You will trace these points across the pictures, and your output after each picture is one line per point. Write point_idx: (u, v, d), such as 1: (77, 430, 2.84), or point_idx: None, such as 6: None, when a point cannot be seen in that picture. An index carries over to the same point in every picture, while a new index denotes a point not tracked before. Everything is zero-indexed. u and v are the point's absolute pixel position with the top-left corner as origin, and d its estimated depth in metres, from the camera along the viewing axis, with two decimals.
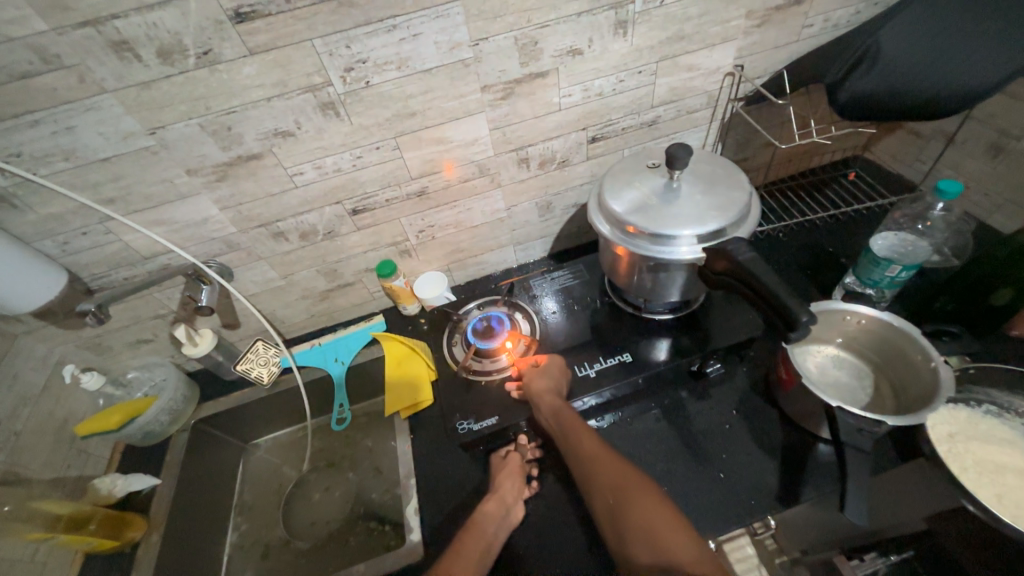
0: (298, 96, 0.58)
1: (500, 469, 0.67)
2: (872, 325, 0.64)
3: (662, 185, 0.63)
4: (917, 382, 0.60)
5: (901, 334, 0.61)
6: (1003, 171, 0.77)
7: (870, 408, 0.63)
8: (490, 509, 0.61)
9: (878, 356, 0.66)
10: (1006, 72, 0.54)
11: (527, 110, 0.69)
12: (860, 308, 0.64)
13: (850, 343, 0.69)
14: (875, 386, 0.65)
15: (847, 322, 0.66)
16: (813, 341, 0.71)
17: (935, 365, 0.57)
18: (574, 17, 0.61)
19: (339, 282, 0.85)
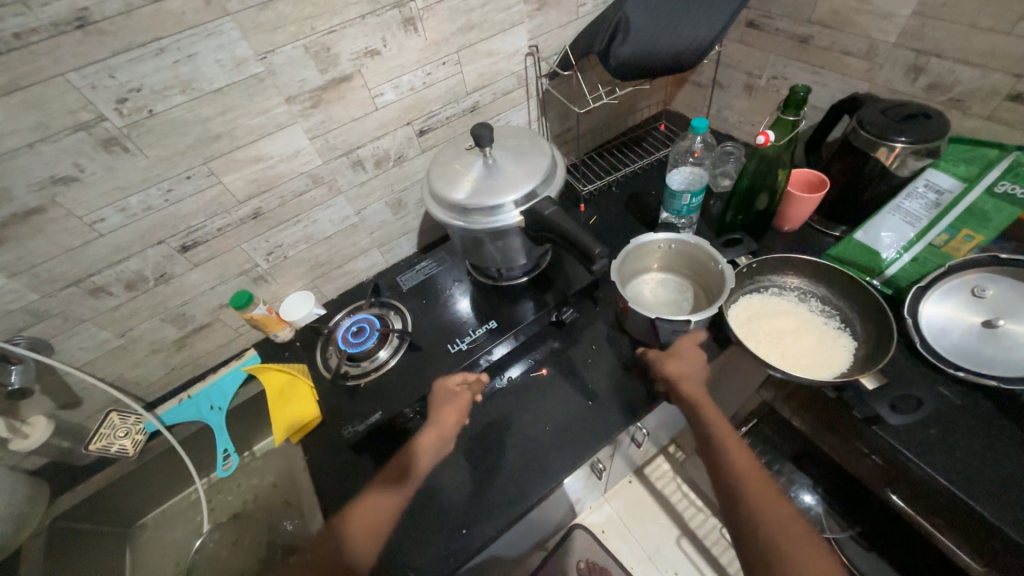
0: (68, 137, 0.54)
1: (446, 400, 0.72)
2: (676, 245, 0.77)
3: (478, 162, 0.69)
4: (716, 281, 0.74)
5: (697, 248, 0.74)
6: (758, 104, 0.97)
7: (692, 311, 0.76)
8: (426, 439, 0.70)
9: (689, 270, 0.79)
10: (707, 42, 0.69)
11: (343, 114, 0.71)
12: (662, 234, 0.77)
13: (667, 265, 0.81)
14: (693, 293, 0.78)
15: (660, 248, 0.78)
16: (642, 272, 0.82)
17: (722, 267, 0.71)
18: (359, 20, 0.64)
19: (192, 326, 0.79)
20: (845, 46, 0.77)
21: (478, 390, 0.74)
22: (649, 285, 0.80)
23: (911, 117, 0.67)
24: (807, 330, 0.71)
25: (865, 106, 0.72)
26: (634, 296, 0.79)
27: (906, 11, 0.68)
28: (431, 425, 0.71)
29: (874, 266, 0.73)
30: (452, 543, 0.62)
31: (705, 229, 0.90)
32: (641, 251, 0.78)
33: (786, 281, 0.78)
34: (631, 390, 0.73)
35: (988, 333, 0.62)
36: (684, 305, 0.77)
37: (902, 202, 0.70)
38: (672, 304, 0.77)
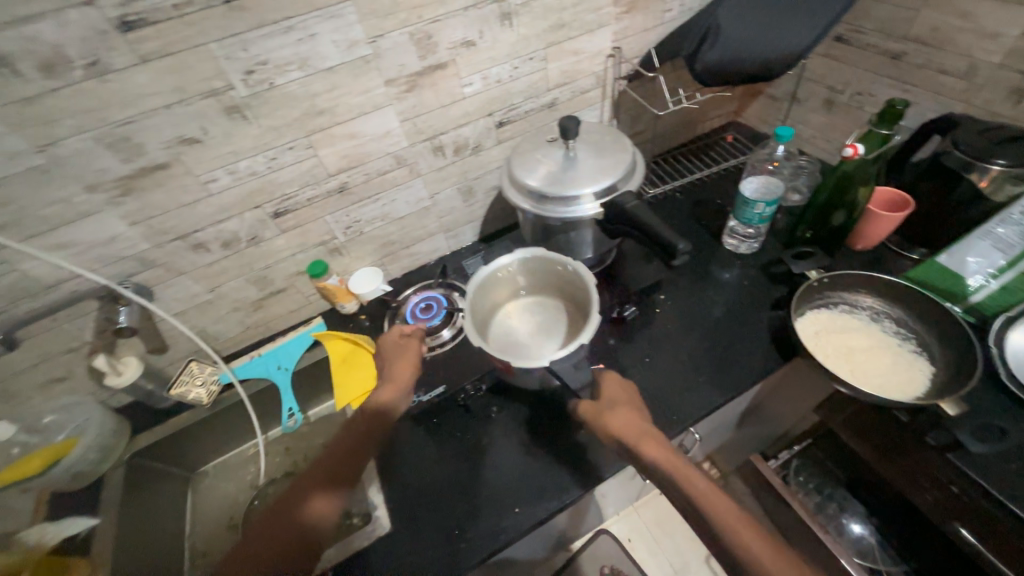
0: (199, 102, 0.59)
1: (394, 353, 0.72)
2: (517, 264, 0.76)
3: (559, 153, 0.71)
4: (574, 284, 0.75)
5: (542, 259, 0.74)
6: (837, 120, 0.95)
7: (567, 326, 0.76)
8: (382, 395, 0.66)
9: (530, 285, 0.80)
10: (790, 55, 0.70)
11: (433, 100, 0.74)
12: (498, 261, 0.74)
13: (518, 288, 0.80)
14: (557, 306, 0.79)
15: (505, 275, 0.76)
16: (493, 313, 0.79)
17: (574, 268, 0.72)
18: (462, 11, 0.67)
19: (270, 289, 0.85)
20: (943, 65, 0.75)
21: (424, 335, 0.74)
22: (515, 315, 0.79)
23: (1012, 139, 0.65)
24: (876, 349, 0.70)
25: (959, 127, 0.70)
26: (506, 340, 0.75)
27: (1014, 31, 0.66)
28: (382, 383, 0.69)
29: (958, 292, 0.70)
30: (502, 520, 0.64)
31: (772, 242, 0.89)
32: (483, 292, 0.74)
33: (859, 299, 0.76)
34: (688, 394, 0.73)
35: None
36: (557, 321, 0.77)
37: (995, 227, 0.66)
38: (544, 326, 0.77)
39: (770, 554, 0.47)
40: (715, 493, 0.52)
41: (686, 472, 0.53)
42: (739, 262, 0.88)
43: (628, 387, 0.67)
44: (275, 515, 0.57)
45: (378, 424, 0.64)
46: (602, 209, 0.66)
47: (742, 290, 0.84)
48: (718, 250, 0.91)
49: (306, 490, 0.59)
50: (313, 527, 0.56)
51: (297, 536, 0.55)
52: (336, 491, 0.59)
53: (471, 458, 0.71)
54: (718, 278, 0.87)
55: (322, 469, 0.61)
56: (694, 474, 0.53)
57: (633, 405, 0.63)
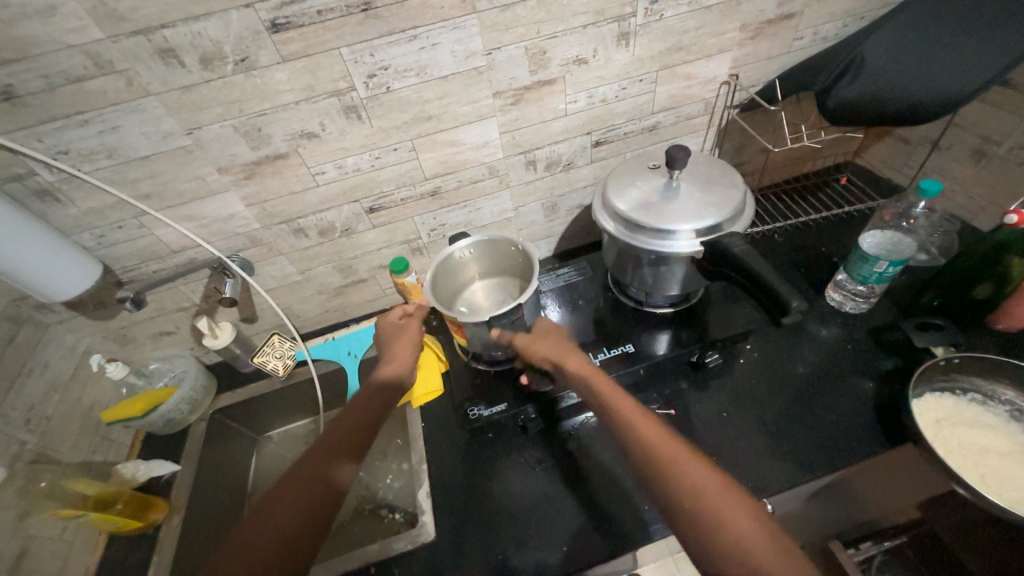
0: (324, 100, 0.63)
1: (394, 332, 0.71)
2: (476, 247, 0.71)
3: (661, 182, 0.67)
4: (529, 267, 0.70)
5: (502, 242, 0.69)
6: (986, 175, 0.82)
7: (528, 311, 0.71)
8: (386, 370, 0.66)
9: (498, 266, 0.75)
10: (951, 93, 0.60)
11: (536, 115, 0.74)
12: (459, 242, 0.69)
13: (480, 271, 0.75)
14: (515, 288, 0.74)
15: (465, 258, 0.72)
16: (460, 289, 0.75)
17: (529, 250, 0.67)
18: (580, 28, 0.66)
19: (353, 278, 0.89)
20: None
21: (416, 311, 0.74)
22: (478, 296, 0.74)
23: None
24: (1016, 453, 0.59)
25: None
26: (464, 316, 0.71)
27: None
28: (383, 362, 0.68)
29: None
30: (549, 556, 0.62)
31: (886, 305, 0.79)
32: (446, 272, 0.70)
33: (997, 391, 0.64)
34: (766, 461, 0.66)
35: None
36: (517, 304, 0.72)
37: None
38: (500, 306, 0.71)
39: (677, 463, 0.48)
40: (626, 404, 0.54)
41: (607, 389, 0.56)
42: (843, 321, 0.79)
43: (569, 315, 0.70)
44: (290, 481, 0.52)
45: (388, 394, 0.63)
46: (699, 248, 0.62)
47: (844, 353, 0.75)
48: (818, 304, 0.82)
49: (324, 456, 0.55)
50: (339, 493, 0.53)
51: (324, 499, 0.51)
52: (353, 456, 0.56)
53: (520, 482, 0.69)
54: (816, 335, 0.79)
55: (336, 436, 0.57)
56: (613, 393, 0.56)
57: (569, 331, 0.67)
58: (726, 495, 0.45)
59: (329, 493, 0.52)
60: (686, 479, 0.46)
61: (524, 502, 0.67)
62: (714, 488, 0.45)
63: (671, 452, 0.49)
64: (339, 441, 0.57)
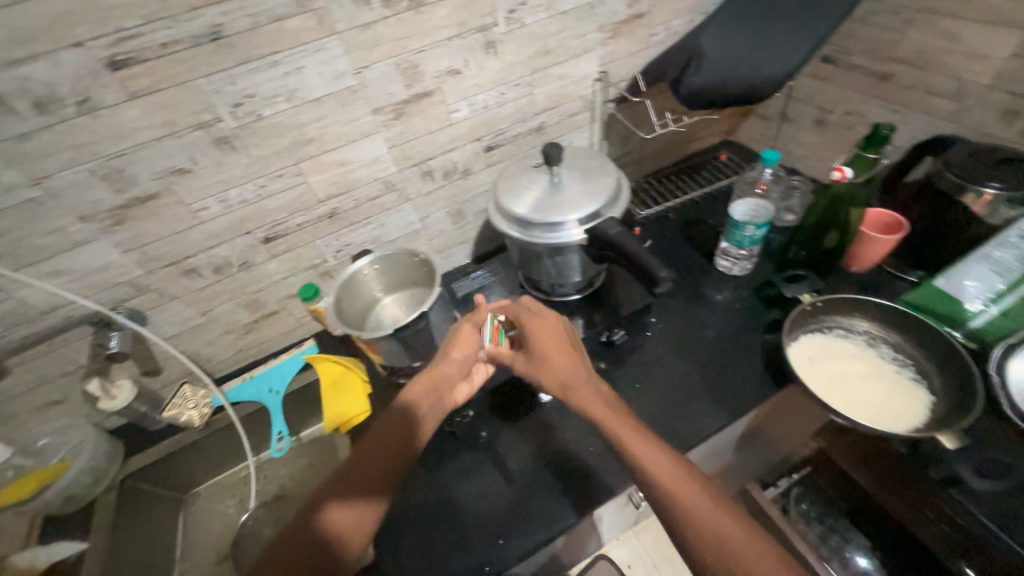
0: (189, 134, 0.61)
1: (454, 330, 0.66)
2: (378, 263, 0.71)
3: (544, 178, 0.71)
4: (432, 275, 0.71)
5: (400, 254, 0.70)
6: (830, 139, 0.95)
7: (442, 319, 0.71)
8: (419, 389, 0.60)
9: (406, 279, 0.76)
10: (769, 76, 0.70)
11: (421, 126, 0.76)
12: (359, 261, 0.69)
13: (388, 287, 0.75)
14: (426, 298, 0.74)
15: (369, 275, 0.72)
16: (370, 309, 0.75)
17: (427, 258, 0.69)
18: (446, 41, 0.69)
19: (262, 312, 0.86)
20: (932, 85, 0.75)
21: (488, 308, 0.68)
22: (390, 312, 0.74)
23: (1005, 161, 0.66)
24: (875, 376, 0.68)
25: (950, 149, 0.71)
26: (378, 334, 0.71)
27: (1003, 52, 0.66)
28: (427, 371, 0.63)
29: (957, 315, 0.69)
30: (489, 554, 0.63)
31: (766, 263, 0.88)
32: (350, 292, 0.70)
33: (854, 324, 0.75)
34: (679, 421, 0.71)
35: None
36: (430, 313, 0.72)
37: (992, 250, 0.66)
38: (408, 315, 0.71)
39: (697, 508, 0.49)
40: (635, 439, 0.54)
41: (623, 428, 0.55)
42: (733, 283, 0.87)
43: (554, 322, 0.67)
44: (296, 523, 0.51)
45: (416, 420, 0.59)
46: (582, 236, 0.66)
47: (736, 312, 0.83)
48: (711, 271, 0.90)
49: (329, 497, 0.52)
50: (330, 537, 0.49)
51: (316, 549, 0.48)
52: (375, 494, 0.53)
53: (457, 485, 0.70)
54: (711, 300, 0.86)
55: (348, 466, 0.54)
56: (630, 435, 0.54)
57: (564, 347, 0.64)
58: (739, 534, 0.47)
59: (338, 539, 0.49)
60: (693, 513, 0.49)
61: (461, 505, 0.68)
62: (727, 528, 0.48)
63: (680, 487, 0.50)
64: (360, 478, 0.53)
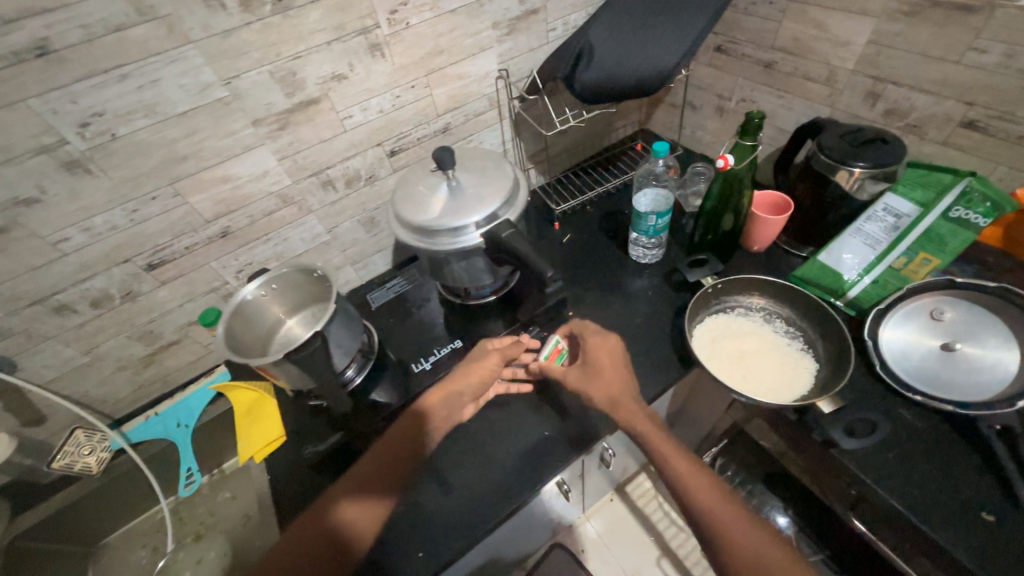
0: (30, 160, 0.55)
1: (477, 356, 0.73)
2: (269, 285, 0.67)
3: (440, 180, 0.69)
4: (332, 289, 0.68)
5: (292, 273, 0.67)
6: (729, 126, 0.99)
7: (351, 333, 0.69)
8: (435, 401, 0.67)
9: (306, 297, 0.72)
10: (654, 72, 0.71)
11: (311, 135, 0.72)
12: (248, 286, 0.65)
13: (289, 308, 0.71)
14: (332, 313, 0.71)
15: (263, 299, 0.68)
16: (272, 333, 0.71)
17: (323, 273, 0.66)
18: (324, 46, 0.65)
19: (160, 343, 0.79)
20: (807, 72, 0.80)
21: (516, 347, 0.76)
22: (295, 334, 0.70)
23: (869, 142, 0.70)
24: (768, 350, 0.72)
25: (824, 132, 0.75)
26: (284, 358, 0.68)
27: (861, 39, 0.70)
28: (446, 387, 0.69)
29: (838, 287, 0.74)
30: (407, 568, 0.61)
31: (677, 250, 0.92)
32: (244, 320, 0.65)
33: (751, 302, 0.79)
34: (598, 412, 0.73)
35: (946, 355, 0.64)
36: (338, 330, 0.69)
37: (863, 224, 0.73)
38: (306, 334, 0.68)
39: (722, 517, 0.54)
40: (673, 455, 0.60)
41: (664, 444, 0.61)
42: (646, 271, 0.90)
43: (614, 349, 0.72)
44: (308, 518, 0.57)
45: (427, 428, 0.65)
46: (480, 240, 0.66)
47: (650, 300, 0.86)
48: (626, 261, 0.93)
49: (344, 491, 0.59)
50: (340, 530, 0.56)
51: (327, 540, 0.55)
52: (385, 494, 0.59)
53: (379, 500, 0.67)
54: (627, 289, 0.89)
55: (364, 468, 0.60)
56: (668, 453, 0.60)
57: (619, 375, 0.69)
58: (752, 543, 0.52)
59: (351, 539, 0.55)
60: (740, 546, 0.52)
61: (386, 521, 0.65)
62: (758, 546, 0.51)
63: (711, 501, 0.55)
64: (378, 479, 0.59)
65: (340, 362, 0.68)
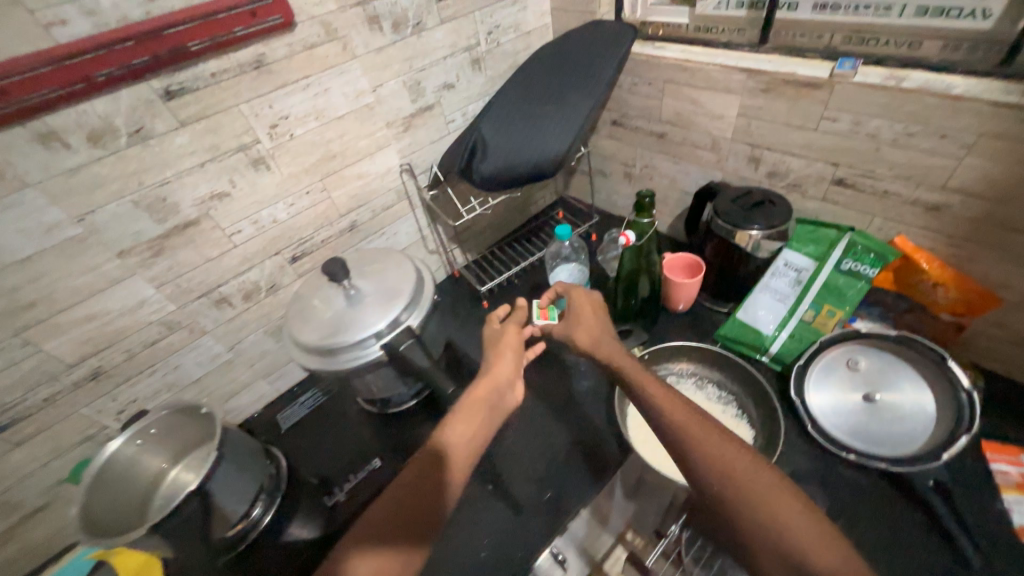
0: None
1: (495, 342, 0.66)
2: (144, 435, 0.59)
3: (338, 290, 0.65)
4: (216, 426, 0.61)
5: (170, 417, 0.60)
6: (638, 191, 1.03)
7: (249, 475, 0.61)
8: (481, 390, 0.59)
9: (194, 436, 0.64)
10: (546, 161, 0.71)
11: (195, 256, 0.67)
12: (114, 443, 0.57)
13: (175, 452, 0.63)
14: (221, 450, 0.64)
15: (140, 450, 0.60)
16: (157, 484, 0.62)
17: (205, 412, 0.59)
18: (197, 168, 0.62)
19: (21, 513, 0.67)
20: (694, 142, 0.84)
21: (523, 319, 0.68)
22: (182, 481, 0.62)
23: (758, 205, 0.73)
24: None
25: (717, 197, 0.77)
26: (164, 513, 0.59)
27: (731, 112, 0.75)
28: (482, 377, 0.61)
29: (759, 344, 0.74)
30: None
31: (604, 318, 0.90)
32: (113, 480, 0.57)
33: (682, 367, 0.76)
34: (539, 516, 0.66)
35: (869, 407, 0.63)
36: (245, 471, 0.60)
37: (769, 280, 0.74)
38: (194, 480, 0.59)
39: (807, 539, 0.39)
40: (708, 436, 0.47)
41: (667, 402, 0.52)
42: None
43: (610, 337, 0.64)
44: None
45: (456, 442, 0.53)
46: (376, 355, 0.60)
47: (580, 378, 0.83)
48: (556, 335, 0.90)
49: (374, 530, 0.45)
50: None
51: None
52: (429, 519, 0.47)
53: None
54: (564, 366, 0.87)
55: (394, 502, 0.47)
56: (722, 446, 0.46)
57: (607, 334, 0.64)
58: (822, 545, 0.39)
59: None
60: (776, 509, 0.41)
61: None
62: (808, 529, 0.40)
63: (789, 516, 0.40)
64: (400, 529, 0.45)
65: (234, 511, 0.59)
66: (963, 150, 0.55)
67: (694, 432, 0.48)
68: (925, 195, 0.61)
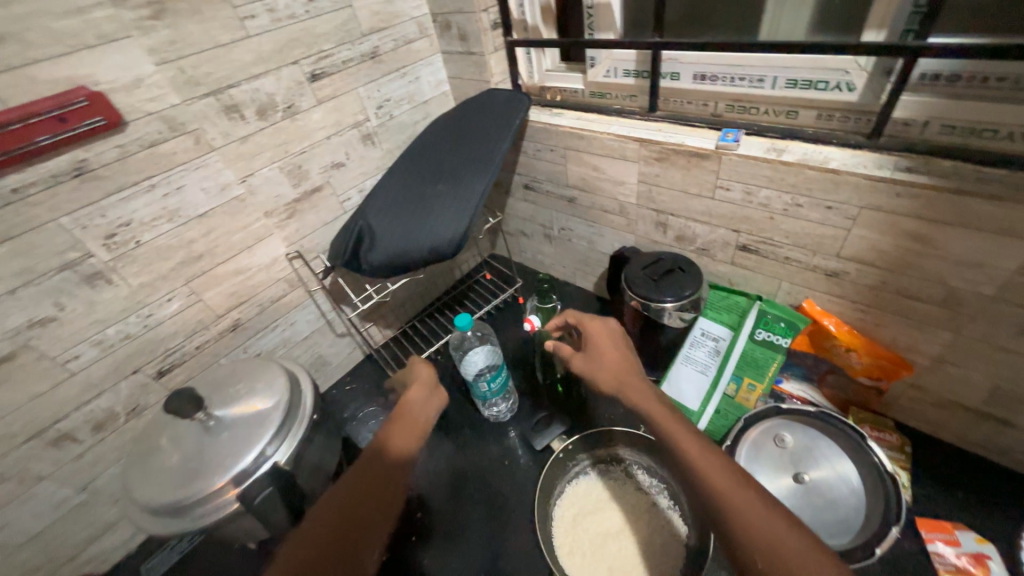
0: None
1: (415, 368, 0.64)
2: None
3: (191, 423, 0.55)
4: None
5: None
6: (560, 251, 0.99)
7: None
8: (415, 395, 0.58)
9: None
10: (439, 245, 0.65)
11: (15, 395, 0.55)
12: None
13: None
14: None
15: None
16: None
17: None
18: (4, 296, 0.51)
19: None
20: (603, 207, 0.81)
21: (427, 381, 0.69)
22: None
23: (667, 273, 0.70)
24: (633, 521, 0.63)
25: (628, 264, 0.74)
26: None
27: (632, 180, 0.73)
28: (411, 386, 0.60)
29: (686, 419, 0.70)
30: None
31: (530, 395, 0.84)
32: None
33: (611, 454, 0.70)
34: None
35: (803, 491, 0.58)
36: None
37: (689, 351, 0.72)
38: None
39: None
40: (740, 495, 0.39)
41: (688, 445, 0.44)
42: (501, 431, 0.80)
43: (636, 370, 0.53)
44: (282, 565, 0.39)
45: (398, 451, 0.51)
46: (230, 507, 0.51)
47: (505, 470, 0.75)
48: (479, 421, 0.82)
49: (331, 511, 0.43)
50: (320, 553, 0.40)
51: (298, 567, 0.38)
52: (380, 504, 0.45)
53: None
54: (487, 456, 0.78)
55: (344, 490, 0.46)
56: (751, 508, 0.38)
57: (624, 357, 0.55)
58: None
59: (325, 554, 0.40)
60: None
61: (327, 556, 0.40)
62: None
63: None
64: (344, 530, 0.42)
65: None
66: (849, 221, 0.54)
67: (735, 501, 0.39)
68: (823, 262, 0.60)
